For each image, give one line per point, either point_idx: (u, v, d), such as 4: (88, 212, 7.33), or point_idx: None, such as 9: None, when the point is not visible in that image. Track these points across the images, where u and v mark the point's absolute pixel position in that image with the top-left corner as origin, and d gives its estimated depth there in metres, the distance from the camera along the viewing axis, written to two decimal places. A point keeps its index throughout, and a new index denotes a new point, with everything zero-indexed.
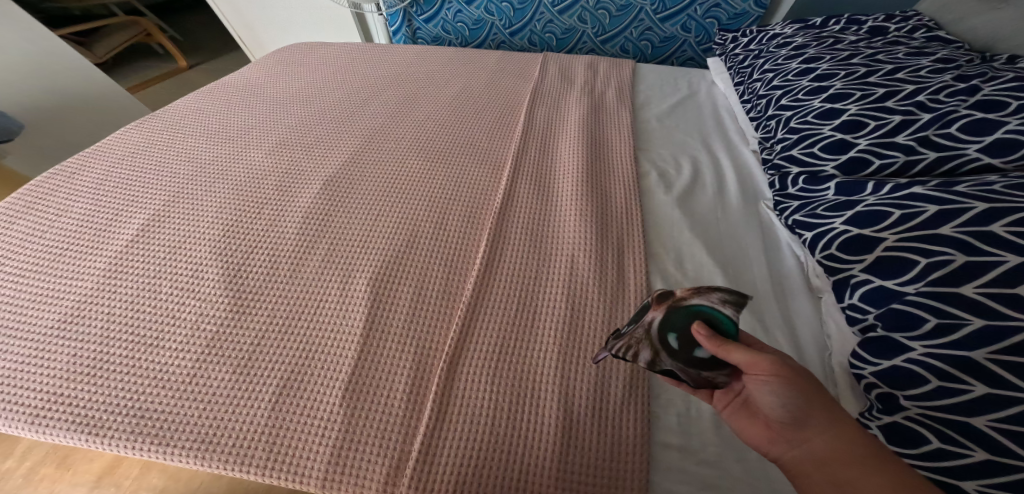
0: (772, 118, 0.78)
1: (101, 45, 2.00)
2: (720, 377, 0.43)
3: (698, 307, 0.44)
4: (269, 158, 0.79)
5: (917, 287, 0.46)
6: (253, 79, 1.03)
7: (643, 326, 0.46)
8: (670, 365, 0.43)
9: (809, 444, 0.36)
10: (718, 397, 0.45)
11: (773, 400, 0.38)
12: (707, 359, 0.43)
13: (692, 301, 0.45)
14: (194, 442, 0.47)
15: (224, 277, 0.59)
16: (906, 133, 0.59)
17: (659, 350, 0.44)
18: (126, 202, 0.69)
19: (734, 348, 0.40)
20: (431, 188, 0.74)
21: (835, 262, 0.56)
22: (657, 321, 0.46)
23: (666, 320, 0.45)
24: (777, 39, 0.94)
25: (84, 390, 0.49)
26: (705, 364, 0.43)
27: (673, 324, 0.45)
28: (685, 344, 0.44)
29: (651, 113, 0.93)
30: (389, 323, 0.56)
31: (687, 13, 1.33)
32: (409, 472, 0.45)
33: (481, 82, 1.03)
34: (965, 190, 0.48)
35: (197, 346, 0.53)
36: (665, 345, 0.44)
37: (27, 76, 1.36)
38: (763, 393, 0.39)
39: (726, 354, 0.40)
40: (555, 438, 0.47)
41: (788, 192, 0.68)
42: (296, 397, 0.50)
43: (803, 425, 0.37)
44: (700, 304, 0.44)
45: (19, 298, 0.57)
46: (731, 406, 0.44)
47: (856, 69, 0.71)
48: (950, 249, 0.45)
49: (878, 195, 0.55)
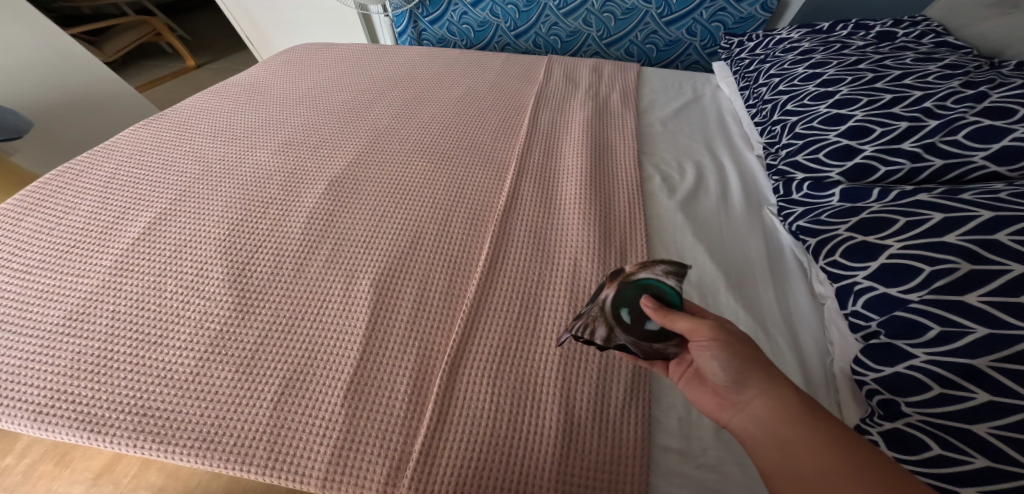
0: (777, 123, 0.78)
1: (111, 44, 2.02)
2: (669, 347, 0.47)
3: (646, 281, 0.49)
4: (274, 159, 0.79)
5: (921, 294, 0.46)
6: (260, 79, 1.04)
7: (599, 304, 0.50)
8: (624, 339, 0.47)
9: (752, 407, 0.40)
10: (673, 369, 0.49)
11: (715, 366, 0.42)
12: (657, 330, 0.47)
13: (639, 276, 0.49)
14: (195, 441, 0.47)
15: (229, 276, 0.60)
16: (913, 140, 0.59)
17: (613, 325, 0.48)
18: (133, 200, 0.70)
19: (676, 316, 0.44)
20: (435, 190, 0.74)
21: (839, 268, 0.55)
22: (611, 298, 0.50)
23: (619, 295, 0.49)
24: (784, 44, 0.93)
25: (88, 387, 0.50)
26: (654, 335, 0.47)
27: (624, 299, 0.49)
28: (636, 317, 0.48)
29: (656, 117, 0.94)
30: (391, 325, 0.56)
31: (693, 17, 1.33)
32: (410, 473, 0.45)
33: (486, 84, 1.04)
34: (971, 198, 0.48)
35: (200, 345, 0.53)
36: (618, 320, 0.48)
37: (38, 74, 1.37)
38: (706, 359, 0.42)
39: (668, 322, 0.44)
40: (555, 441, 0.47)
41: (792, 198, 0.68)
42: (298, 397, 0.50)
43: (745, 389, 0.40)
44: (647, 277, 0.49)
45: (27, 294, 0.58)
46: (685, 376, 0.48)
47: (863, 74, 0.71)
48: (954, 257, 0.45)
49: (883, 202, 0.55)
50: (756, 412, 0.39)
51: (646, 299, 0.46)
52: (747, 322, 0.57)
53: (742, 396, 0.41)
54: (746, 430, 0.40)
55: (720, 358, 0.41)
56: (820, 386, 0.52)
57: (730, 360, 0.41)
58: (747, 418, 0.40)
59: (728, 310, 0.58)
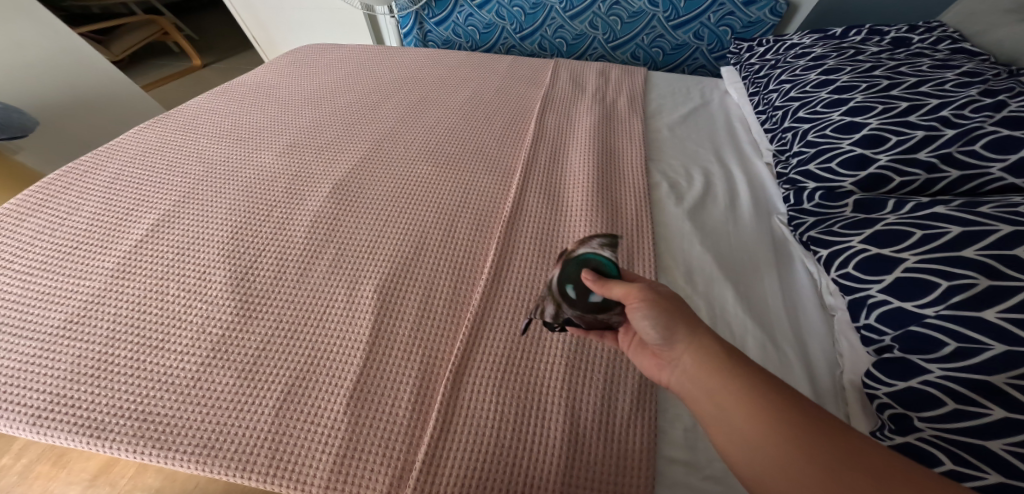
0: (788, 130, 0.77)
1: (118, 43, 2.03)
2: (612, 316, 0.48)
3: (585, 255, 0.49)
4: (279, 161, 0.79)
5: (937, 309, 0.45)
6: (266, 80, 1.04)
7: (548, 283, 0.52)
8: (570, 313, 0.49)
9: (683, 362, 0.41)
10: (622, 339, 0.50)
11: (646, 324, 0.43)
12: (599, 302, 0.47)
13: (579, 251, 0.49)
14: (195, 447, 0.46)
15: (232, 280, 0.59)
16: (929, 149, 0.58)
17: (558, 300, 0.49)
18: (136, 201, 0.70)
19: (612, 284, 0.44)
20: (440, 195, 0.73)
21: (851, 281, 0.54)
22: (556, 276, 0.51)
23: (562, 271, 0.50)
24: (795, 50, 0.92)
25: (88, 392, 0.50)
26: (597, 307, 0.47)
27: (567, 275, 0.49)
28: (581, 293, 0.48)
29: (663, 122, 0.93)
30: (395, 332, 0.55)
31: (700, 21, 1.32)
32: (414, 479, 0.45)
33: (491, 87, 1.03)
34: (990, 211, 0.47)
35: (202, 349, 0.53)
36: (564, 296, 0.49)
37: (44, 73, 1.38)
38: (640, 320, 0.43)
39: (606, 292, 0.44)
40: (559, 451, 0.46)
41: (804, 207, 0.67)
42: (300, 404, 0.49)
43: (675, 344, 0.42)
44: (585, 252, 0.49)
45: (30, 295, 0.57)
46: (632, 345, 0.49)
47: (877, 81, 0.69)
48: (972, 272, 0.44)
49: (899, 213, 0.54)
50: (685, 367, 0.41)
51: (585, 273, 0.47)
52: (755, 332, 0.56)
53: (673, 352, 0.42)
54: (682, 386, 0.41)
55: (650, 315, 0.42)
56: (828, 398, 0.51)
57: (658, 317, 0.42)
58: (681, 374, 0.41)
59: (735, 320, 0.57)
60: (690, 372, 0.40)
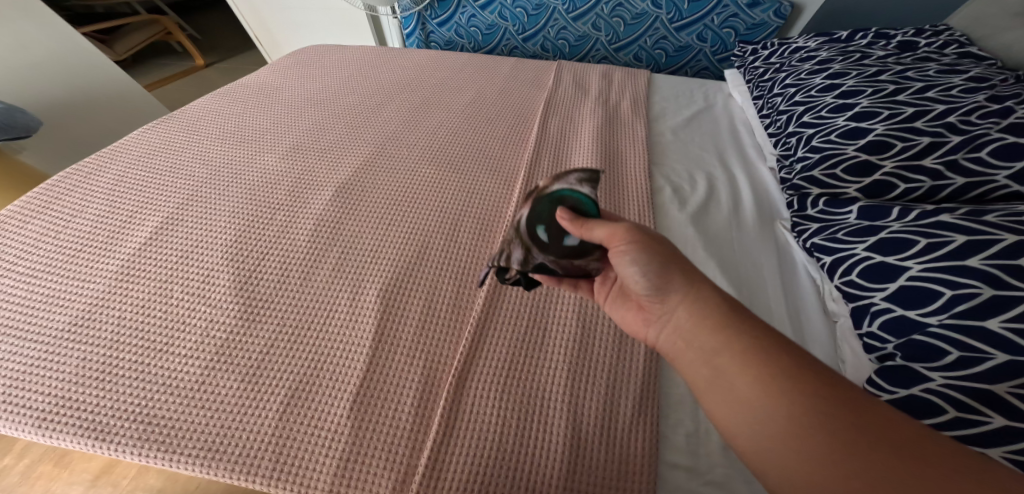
0: (793, 135, 0.77)
1: (121, 43, 2.03)
2: (590, 263, 0.48)
3: (560, 193, 0.48)
4: (282, 163, 0.79)
5: (940, 318, 0.45)
6: (269, 82, 1.04)
7: (516, 227, 0.50)
8: (542, 258, 0.48)
9: (676, 317, 0.43)
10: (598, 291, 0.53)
11: (635, 271, 0.44)
12: (576, 245, 0.48)
13: (553, 189, 0.49)
14: (199, 450, 0.46)
15: (235, 283, 0.59)
16: (934, 156, 0.58)
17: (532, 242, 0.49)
18: (140, 204, 0.70)
19: (594, 226, 0.45)
20: (443, 198, 0.73)
21: (855, 288, 0.54)
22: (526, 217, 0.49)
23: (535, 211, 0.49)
24: (800, 53, 0.92)
25: (92, 394, 0.50)
26: (573, 250, 0.48)
27: (539, 215, 0.49)
28: (553, 235, 0.48)
29: (666, 126, 0.92)
30: (398, 336, 0.55)
31: (704, 23, 1.31)
32: (418, 479, 0.45)
33: (494, 89, 1.03)
34: (995, 220, 0.47)
35: (205, 353, 0.53)
36: (535, 239, 0.48)
37: (47, 73, 1.38)
38: (627, 264, 0.44)
39: (586, 233, 0.45)
40: (561, 455, 0.46)
41: (807, 214, 0.66)
42: (304, 407, 0.49)
43: (667, 298, 0.43)
44: (560, 189, 0.48)
45: (34, 298, 0.57)
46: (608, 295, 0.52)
47: (883, 86, 0.69)
48: (976, 282, 0.44)
49: (903, 221, 0.54)
50: (679, 322, 0.42)
51: (561, 212, 0.47)
52: None
53: (665, 305, 0.43)
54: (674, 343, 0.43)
55: (638, 260, 0.43)
56: None
57: (648, 264, 0.43)
58: (674, 330, 0.43)
59: None
60: (684, 328, 0.42)
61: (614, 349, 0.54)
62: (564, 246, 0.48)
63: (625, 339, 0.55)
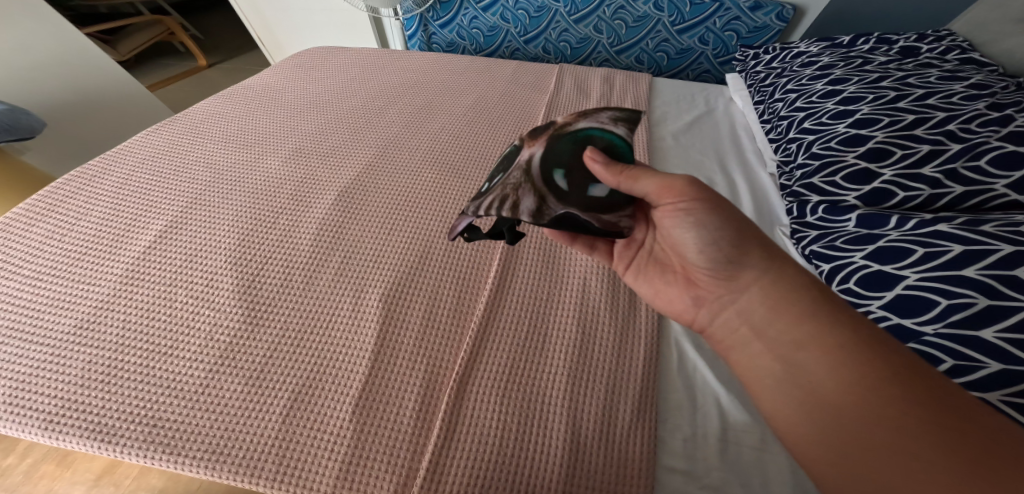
0: (793, 141, 0.77)
1: (124, 43, 2.04)
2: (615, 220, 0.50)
3: (584, 139, 0.51)
4: (285, 167, 0.79)
5: (935, 327, 0.45)
6: (271, 84, 1.04)
7: (530, 175, 0.51)
8: (562, 207, 0.49)
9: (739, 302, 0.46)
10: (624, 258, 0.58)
11: (699, 253, 0.47)
12: (599, 194, 0.50)
13: (579, 134, 0.52)
14: (203, 453, 0.47)
15: (239, 287, 0.60)
16: (933, 165, 0.58)
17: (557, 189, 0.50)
18: (144, 207, 0.71)
19: (642, 177, 0.47)
20: (445, 203, 0.74)
21: (852, 296, 0.54)
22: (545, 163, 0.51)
23: (553, 160, 0.51)
24: (802, 58, 0.92)
25: (98, 397, 0.50)
26: (596, 198, 0.50)
27: (562, 162, 0.51)
28: (574, 184, 0.50)
29: (667, 130, 0.93)
30: (399, 341, 0.56)
31: (706, 25, 1.32)
32: (422, 476, 0.46)
33: (496, 93, 1.04)
34: (991, 230, 0.47)
35: (210, 356, 0.54)
36: (555, 186, 0.50)
37: (51, 74, 1.39)
38: (688, 240, 0.47)
39: (632, 181, 0.47)
40: (561, 458, 0.47)
41: (806, 221, 0.67)
42: (307, 411, 0.50)
43: (734, 286, 0.47)
44: (587, 134, 0.51)
45: (39, 301, 0.58)
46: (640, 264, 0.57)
47: (884, 92, 0.69)
48: (971, 291, 0.44)
49: (901, 230, 0.54)
50: (743, 307, 0.46)
51: (597, 155, 0.49)
52: None
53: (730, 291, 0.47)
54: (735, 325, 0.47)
55: (699, 235, 0.46)
56: None
57: (711, 249, 0.47)
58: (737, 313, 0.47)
59: None
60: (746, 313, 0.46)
61: (614, 354, 0.55)
62: (586, 194, 0.50)
63: (625, 344, 0.56)
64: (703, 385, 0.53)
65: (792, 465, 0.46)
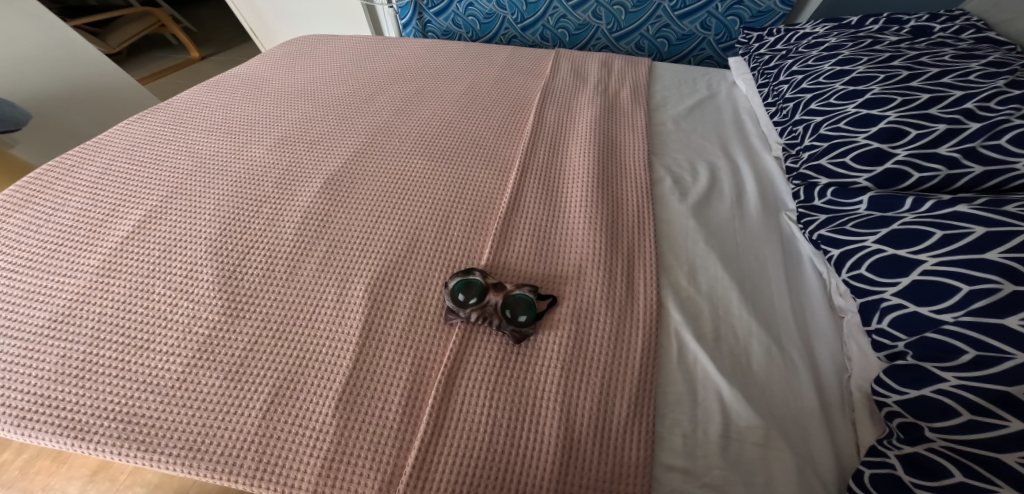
0: (799, 123, 0.74)
1: (114, 38, 2.01)
2: (527, 331, 0.52)
3: (518, 296, 0.53)
4: (269, 155, 0.77)
5: (956, 316, 0.42)
6: (257, 71, 1.01)
7: (484, 304, 0.53)
8: (507, 331, 0.52)
9: None
10: None
11: None
12: (524, 322, 0.52)
13: (514, 291, 0.54)
14: (179, 449, 0.45)
15: (219, 280, 0.57)
16: (950, 144, 0.55)
17: (492, 323, 0.53)
18: (122, 197, 0.68)
19: None
20: (435, 190, 0.71)
21: (865, 283, 0.52)
22: (495, 302, 0.54)
23: (505, 298, 0.53)
24: (808, 39, 0.89)
25: (71, 393, 0.48)
26: (524, 326, 0.52)
27: (506, 303, 0.53)
28: (513, 315, 0.53)
29: (667, 115, 0.89)
30: (386, 332, 0.53)
31: (707, 11, 1.28)
32: (407, 475, 0.43)
33: (491, 78, 1.00)
34: (1015, 211, 0.44)
35: (187, 348, 0.51)
36: (502, 315, 0.53)
37: (38, 68, 1.36)
38: None
39: None
40: (555, 456, 0.44)
41: (814, 204, 0.64)
42: (287, 405, 0.47)
43: None
44: (519, 293, 0.54)
45: (12, 295, 0.56)
46: None
47: (897, 71, 0.66)
48: (995, 277, 0.41)
49: (917, 211, 0.51)
50: None
51: None
52: (760, 335, 0.53)
53: None
54: None
55: None
56: (835, 405, 0.48)
57: None
58: None
59: (739, 322, 0.54)
60: None
61: (610, 346, 0.52)
62: (519, 323, 0.52)
63: (622, 334, 0.53)
64: (704, 378, 0.50)
65: (798, 463, 0.43)
